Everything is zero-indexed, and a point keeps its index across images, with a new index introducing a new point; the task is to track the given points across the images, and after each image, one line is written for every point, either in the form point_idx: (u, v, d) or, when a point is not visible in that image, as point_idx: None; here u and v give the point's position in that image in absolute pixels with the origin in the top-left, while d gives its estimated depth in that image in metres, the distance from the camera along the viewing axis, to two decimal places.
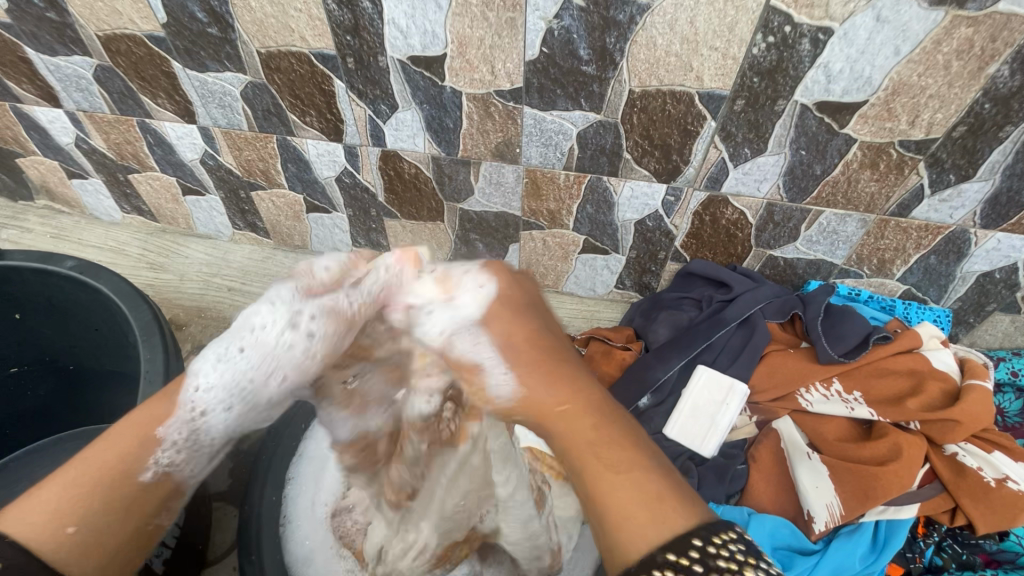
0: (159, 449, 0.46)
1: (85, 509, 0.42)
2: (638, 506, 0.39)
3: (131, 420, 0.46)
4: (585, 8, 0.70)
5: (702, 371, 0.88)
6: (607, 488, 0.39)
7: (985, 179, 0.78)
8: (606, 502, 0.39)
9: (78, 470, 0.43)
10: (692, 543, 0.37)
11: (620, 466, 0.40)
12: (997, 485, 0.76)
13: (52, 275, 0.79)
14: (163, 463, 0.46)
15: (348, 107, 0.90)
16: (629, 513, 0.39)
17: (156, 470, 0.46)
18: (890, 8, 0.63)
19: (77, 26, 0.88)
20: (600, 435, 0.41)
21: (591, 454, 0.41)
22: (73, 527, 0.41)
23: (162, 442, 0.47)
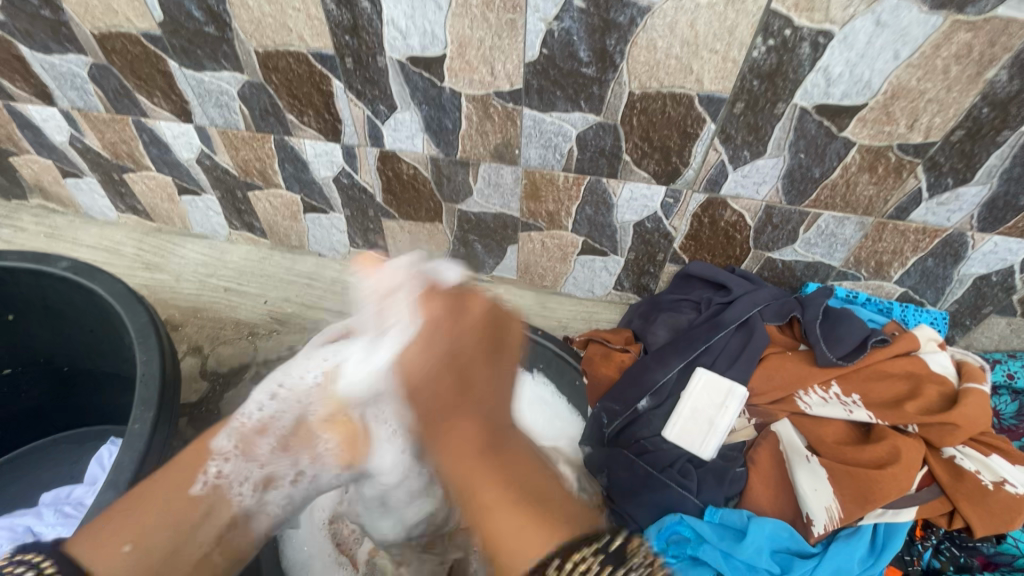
0: (215, 459, 0.63)
1: (141, 527, 0.54)
2: (508, 534, 0.52)
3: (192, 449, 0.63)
4: (586, 9, 0.69)
5: (701, 373, 0.88)
6: (477, 489, 0.57)
7: (983, 183, 0.78)
8: (492, 529, 0.54)
9: (145, 495, 0.57)
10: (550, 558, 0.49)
11: (497, 479, 0.57)
12: (995, 489, 0.76)
13: (45, 275, 0.78)
14: (213, 472, 0.62)
15: (347, 108, 0.89)
16: (508, 535, 0.52)
17: (207, 480, 0.61)
18: (891, 12, 0.63)
19: (72, 24, 0.87)
20: (508, 483, 0.57)
21: (484, 477, 0.57)
22: (130, 544, 0.53)
23: (214, 453, 0.63)
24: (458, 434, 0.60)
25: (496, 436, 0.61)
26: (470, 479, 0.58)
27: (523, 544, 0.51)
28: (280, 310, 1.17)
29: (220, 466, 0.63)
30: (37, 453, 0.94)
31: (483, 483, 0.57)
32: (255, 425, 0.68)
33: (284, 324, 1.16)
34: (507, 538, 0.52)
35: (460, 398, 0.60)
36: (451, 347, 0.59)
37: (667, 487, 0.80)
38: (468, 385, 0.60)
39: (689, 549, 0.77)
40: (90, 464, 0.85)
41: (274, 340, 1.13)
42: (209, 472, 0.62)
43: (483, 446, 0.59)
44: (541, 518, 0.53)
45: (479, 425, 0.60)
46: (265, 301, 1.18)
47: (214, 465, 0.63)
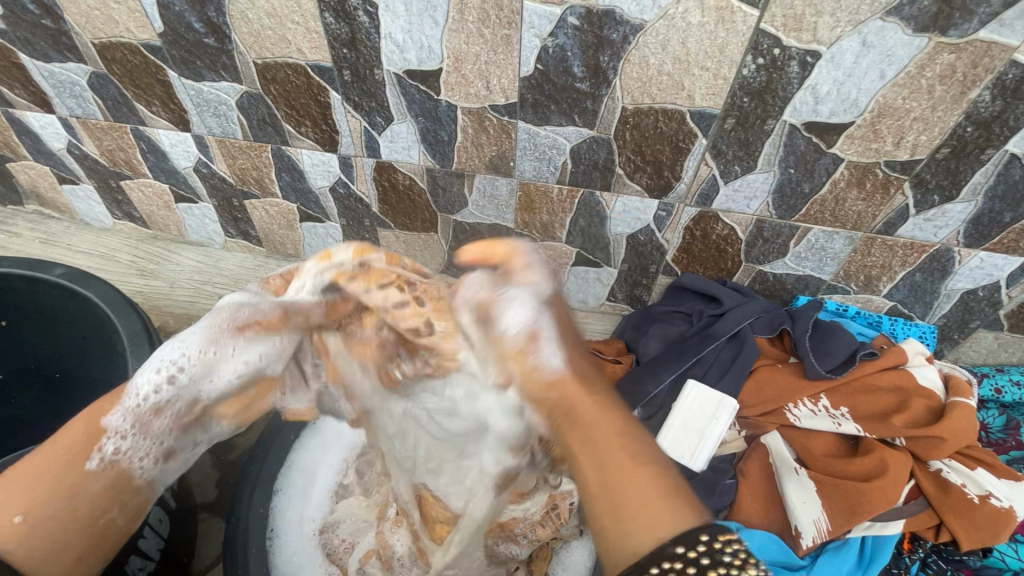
0: (109, 437, 0.48)
1: (36, 498, 0.44)
2: (646, 504, 0.37)
3: (82, 415, 0.48)
4: (580, 26, 0.71)
5: (693, 385, 0.88)
6: (615, 480, 0.38)
7: (968, 200, 0.79)
8: (616, 491, 0.38)
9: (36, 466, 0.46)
10: (700, 538, 0.36)
11: (636, 451, 0.40)
12: (981, 503, 0.77)
13: (39, 281, 0.79)
14: (109, 451, 0.48)
15: (344, 119, 0.90)
16: (650, 502, 0.37)
17: (104, 457, 0.48)
18: (876, 34, 0.65)
19: (73, 33, 0.88)
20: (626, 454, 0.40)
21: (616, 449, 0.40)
22: (21, 515, 0.44)
23: (107, 429, 0.48)
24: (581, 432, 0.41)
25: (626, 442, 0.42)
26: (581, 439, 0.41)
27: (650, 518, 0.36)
28: None
29: (118, 445, 0.48)
30: None
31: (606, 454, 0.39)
32: (154, 406, 0.49)
33: None
34: (647, 500, 0.37)
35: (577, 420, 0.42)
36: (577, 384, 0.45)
37: None
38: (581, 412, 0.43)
39: None
40: None
41: None
42: (105, 449, 0.48)
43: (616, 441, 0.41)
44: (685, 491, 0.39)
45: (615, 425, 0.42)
46: None
47: (110, 442, 0.48)
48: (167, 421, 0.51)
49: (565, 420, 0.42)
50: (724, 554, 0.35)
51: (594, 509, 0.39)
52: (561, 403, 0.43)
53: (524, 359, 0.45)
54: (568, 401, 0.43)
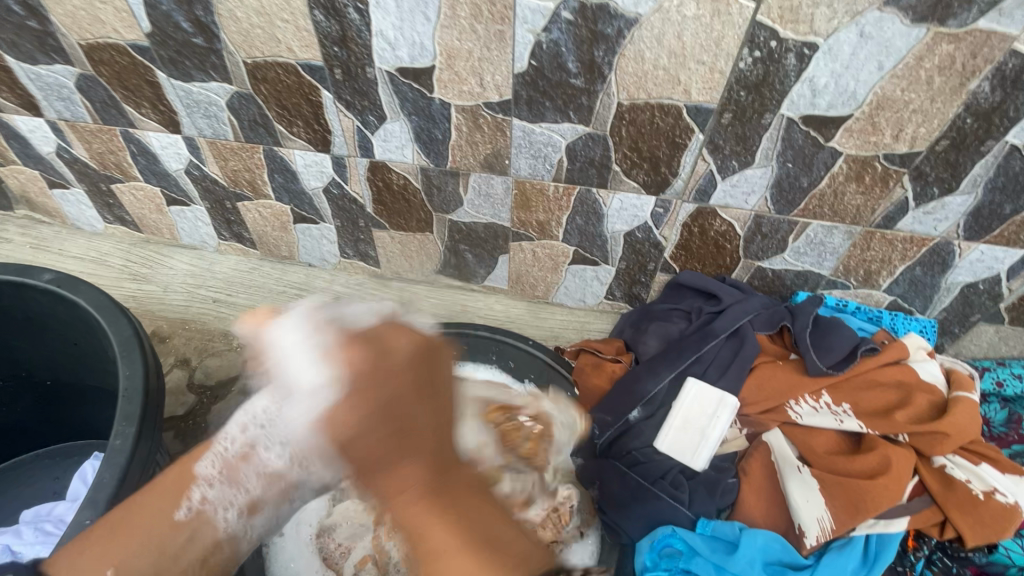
0: (198, 485, 0.63)
1: (123, 553, 0.56)
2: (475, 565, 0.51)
3: (176, 468, 0.64)
4: (574, 21, 0.70)
5: (693, 383, 0.87)
6: (431, 534, 0.53)
7: (968, 192, 0.79)
8: (441, 563, 0.52)
9: (126, 522, 0.58)
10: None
11: (450, 524, 0.53)
12: (986, 499, 0.76)
13: (28, 287, 0.77)
14: (197, 498, 0.63)
15: (336, 118, 0.89)
16: (451, 561, 0.51)
17: (191, 505, 0.62)
18: (874, 25, 0.64)
19: (59, 35, 0.86)
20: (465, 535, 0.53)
21: (454, 551, 0.52)
22: (113, 571, 0.55)
23: (198, 476, 0.64)
24: (401, 479, 0.55)
25: (442, 474, 0.56)
26: (415, 521, 0.54)
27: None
28: None
29: (205, 492, 0.63)
30: (19, 468, 0.92)
31: (429, 521, 0.53)
32: (237, 453, 0.66)
33: None
34: (459, 565, 0.51)
35: (402, 440, 0.55)
36: (377, 380, 0.55)
37: (656, 498, 0.80)
38: (404, 423, 0.55)
39: (681, 562, 0.76)
40: (74, 479, 0.83)
41: None
42: (193, 497, 0.62)
43: (429, 487, 0.55)
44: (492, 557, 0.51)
45: (426, 465, 0.55)
46: (254, 312, 1.17)
47: (198, 490, 0.63)
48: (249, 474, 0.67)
49: (409, 499, 0.55)
50: None
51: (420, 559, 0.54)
52: (366, 453, 0.55)
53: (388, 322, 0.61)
54: (377, 438, 0.55)
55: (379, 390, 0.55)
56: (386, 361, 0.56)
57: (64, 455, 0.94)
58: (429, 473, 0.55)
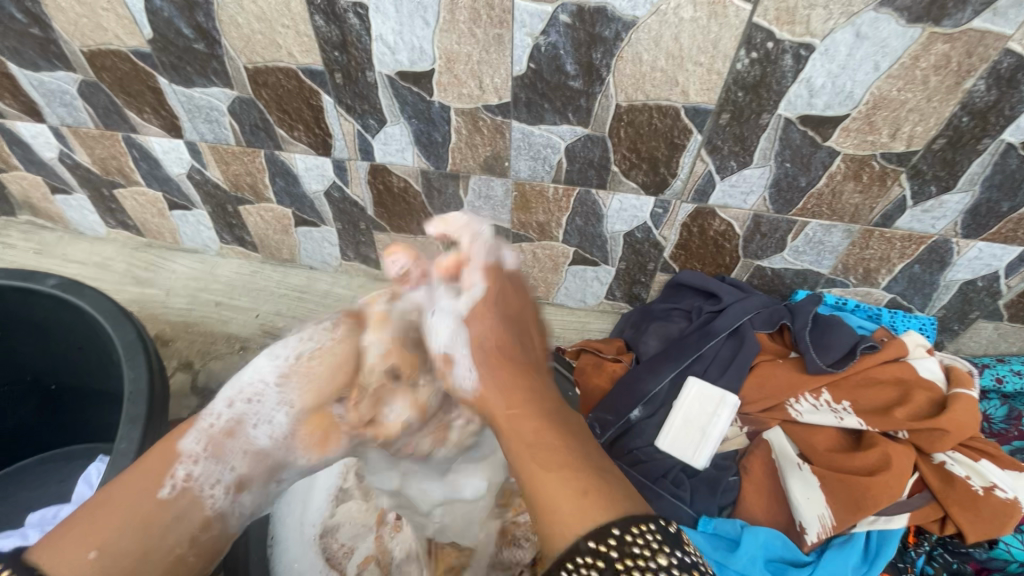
0: (182, 461, 0.54)
1: (107, 531, 0.47)
2: (583, 490, 0.44)
3: (158, 446, 0.55)
4: (572, 24, 0.70)
5: (694, 382, 0.88)
6: (542, 482, 0.45)
7: (965, 190, 0.79)
8: (544, 500, 0.45)
9: (105, 501, 0.50)
10: (610, 533, 0.42)
11: (561, 444, 0.48)
12: (985, 494, 0.76)
13: (33, 293, 0.78)
14: (181, 475, 0.53)
15: (337, 122, 0.90)
16: (566, 507, 0.44)
17: (175, 483, 0.53)
18: (870, 25, 0.65)
19: (62, 42, 0.87)
20: (580, 455, 0.47)
21: (557, 469, 0.46)
22: (97, 551, 0.46)
23: (181, 455, 0.55)
24: (522, 416, 0.50)
25: (562, 411, 0.52)
26: (526, 456, 0.48)
27: (574, 523, 0.43)
28: (271, 323, 1.17)
29: (189, 469, 0.54)
30: (20, 475, 0.92)
31: (551, 450, 0.47)
32: (224, 427, 0.58)
33: (276, 337, 1.15)
34: (561, 504, 0.44)
35: (513, 362, 0.54)
36: (504, 312, 0.57)
37: (658, 497, 0.80)
38: (512, 360, 0.54)
39: None
40: (79, 483, 0.84)
41: None
42: (176, 474, 0.53)
43: (547, 421, 0.50)
44: (604, 486, 0.45)
45: (537, 407, 0.51)
46: (256, 314, 1.18)
47: (183, 466, 0.54)
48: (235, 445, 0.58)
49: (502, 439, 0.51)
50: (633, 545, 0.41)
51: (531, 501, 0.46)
52: (504, 392, 0.52)
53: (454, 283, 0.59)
54: (508, 391, 0.52)
55: (496, 312, 0.57)
56: (507, 293, 0.59)
57: (66, 459, 0.94)
58: (540, 414, 0.50)
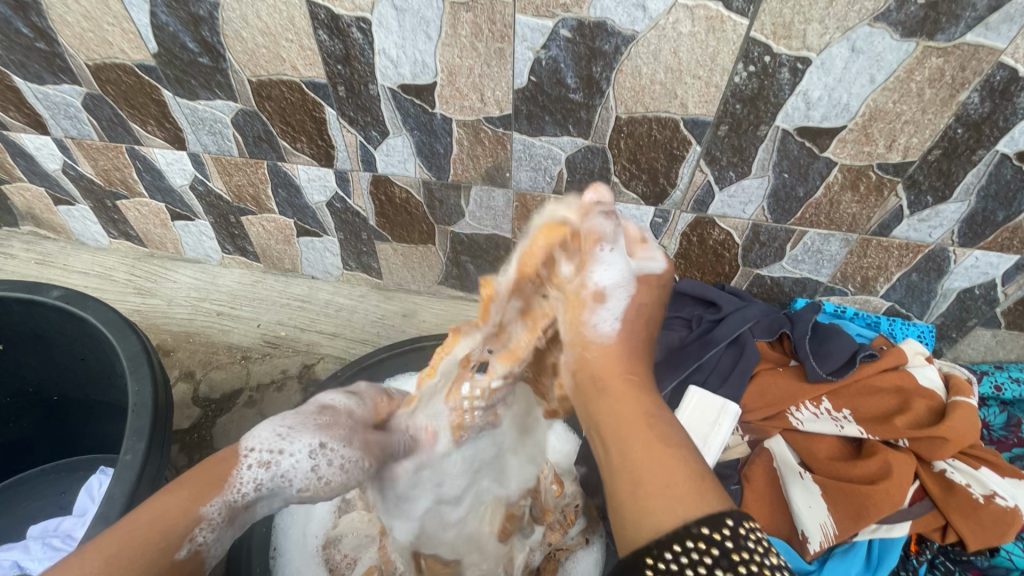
0: (201, 524, 0.46)
1: None
2: (674, 486, 0.41)
3: (171, 494, 0.46)
4: (572, 38, 0.71)
5: (693, 392, 0.87)
6: (641, 472, 0.43)
7: (961, 200, 0.80)
8: (647, 495, 0.41)
9: (123, 541, 0.42)
10: (723, 522, 0.38)
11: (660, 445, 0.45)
12: (986, 502, 0.76)
13: (37, 304, 0.78)
14: (199, 539, 0.46)
15: (339, 134, 0.91)
16: (672, 484, 0.41)
17: (194, 543, 0.45)
18: (864, 40, 0.66)
19: (67, 56, 0.88)
20: (676, 460, 0.43)
21: (636, 461, 0.44)
22: None
23: (201, 518, 0.46)
24: (608, 409, 0.50)
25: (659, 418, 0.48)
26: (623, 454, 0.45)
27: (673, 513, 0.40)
28: (273, 333, 1.17)
29: (205, 535, 0.46)
30: (26, 484, 0.93)
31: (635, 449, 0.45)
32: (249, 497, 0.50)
33: (278, 347, 1.15)
34: (664, 494, 0.41)
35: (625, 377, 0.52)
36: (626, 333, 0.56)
37: None
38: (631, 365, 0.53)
39: None
40: (81, 495, 0.84)
41: (268, 364, 1.12)
42: (198, 534, 0.45)
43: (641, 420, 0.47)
44: (706, 482, 0.42)
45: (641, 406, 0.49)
46: (258, 324, 1.18)
47: (200, 531, 0.46)
48: (245, 514, 0.51)
49: (597, 390, 0.52)
50: (744, 539, 0.37)
51: (624, 499, 0.43)
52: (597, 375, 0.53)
53: (580, 310, 0.56)
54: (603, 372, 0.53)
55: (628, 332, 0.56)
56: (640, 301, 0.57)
57: (71, 470, 0.94)
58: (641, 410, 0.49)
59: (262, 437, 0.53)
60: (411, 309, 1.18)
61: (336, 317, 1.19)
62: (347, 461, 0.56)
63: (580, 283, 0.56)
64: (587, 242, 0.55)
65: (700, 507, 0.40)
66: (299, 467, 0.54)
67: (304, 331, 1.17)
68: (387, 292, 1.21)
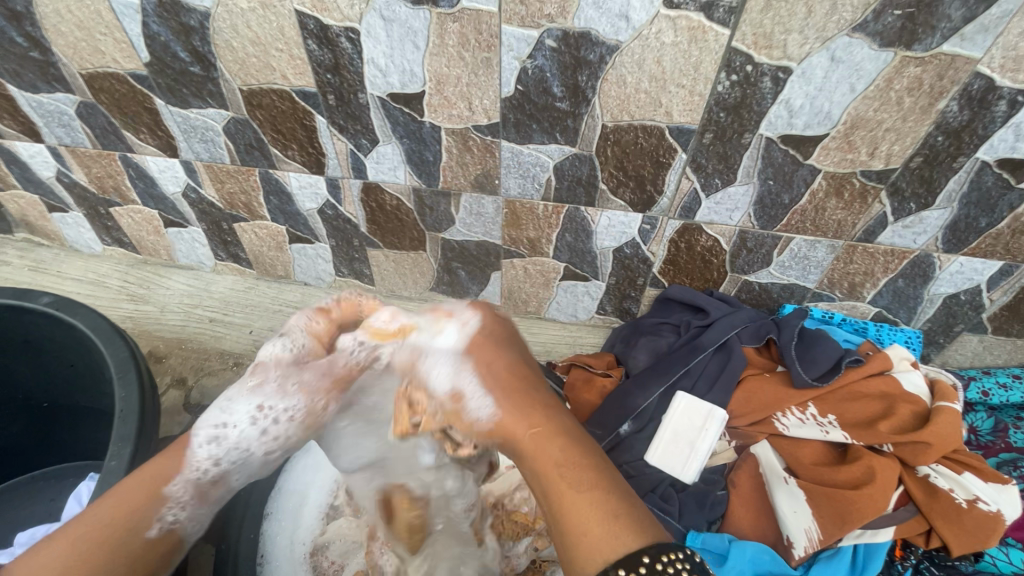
0: (168, 505, 0.48)
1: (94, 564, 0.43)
2: (599, 523, 0.43)
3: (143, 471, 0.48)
4: (558, 48, 0.72)
5: (682, 397, 0.89)
6: (566, 511, 0.43)
7: (944, 207, 0.81)
8: (573, 523, 0.43)
9: (97, 517, 0.45)
10: (641, 560, 0.41)
11: (579, 481, 0.44)
12: (969, 507, 0.77)
13: (27, 311, 0.78)
14: (168, 519, 0.48)
15: (330, 142, 0.91)
16: (592, 529, 0.42)
17: (162, 525, 0.47)
18: (844, 49, 0.67)
19: (61, 65, 0.89)
20: (595, 491, 0.44)
21: (560, 479, 0.44)
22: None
23: (168, 499, 0.48)
24: (536, 446, 0.47)
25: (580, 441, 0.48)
26: (546, 487, 0.45)
27: (607, 552, 0.41)
28: (265, 340, 1.17)
29: (176, 513, 0.48)
30: (15, 492, 0.92)
31: (558, 484, 0.44)
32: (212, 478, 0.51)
33: None
34: (589, 527, 0.42)
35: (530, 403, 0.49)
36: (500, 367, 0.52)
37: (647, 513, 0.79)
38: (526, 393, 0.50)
39: None
40: (69, 502, 0.83)
41: None
42: (164, 518, 0.47)
43: (561, 454, 0.46)
44: (631, 511, 0.43)
45: (556, 432, 0.47)
46: (250, 331, 1.18)
47: (170, 511, 0.48)
48: (216, 489, 0.53)
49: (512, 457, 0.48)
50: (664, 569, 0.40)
51: (555, 535, 0.44)
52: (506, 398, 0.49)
53: (457, 413, 0.50)
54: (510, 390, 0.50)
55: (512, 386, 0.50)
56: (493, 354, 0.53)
57: (60, 478, 0.94)
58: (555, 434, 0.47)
59: (206, 415, 0.52)
60: None
61: None
62: (295, 416, 0.52)
63: (433, 402, 0.51)
64: (413, 346, 0.54)
65: (618, 544, 0.41)
66: (247, 435, 0.52)
67: None
68: (379, 298, 1.22)
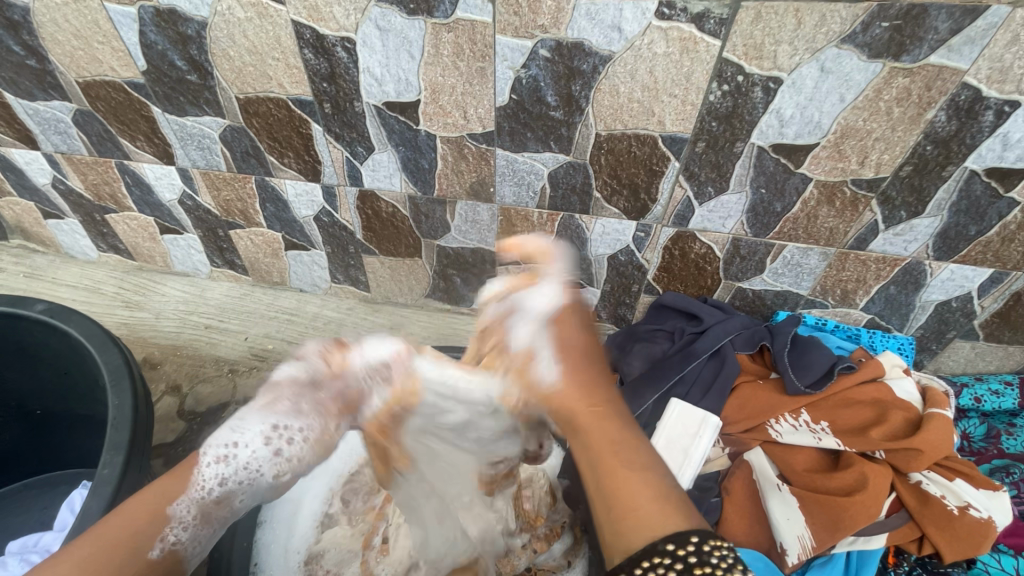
0: (172, 524, 0.46)
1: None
2: (648, 499, 0.44)
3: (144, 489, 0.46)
4: (551, 58, 0.73)
5: (676, 404, 0.88)
6: (617, 483, 0.45)
7: (934, 215, 0.82)
8: (622, 496, 0.44)
9: (96, 536, 0.43)
10: (689, 539, 0.41)
11: (632, 460, 0.47)
12: (960, 514, 0.77)
13: (21, 318, 0.78)
14: (170, 540, 0.45)
15: (326, 150, 0.92)
16: (642, 505, 0.44)
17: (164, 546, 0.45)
18: (833, 61, 0.68)
19: (58, 73, 0.89)
20: (646, 473, 0.46)
21: (614, 454, 0.47)
22: None
23: (171, 518, 0.46)
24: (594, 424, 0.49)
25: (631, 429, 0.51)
26: (601, 459, 0.47)
27: (653, 528, 0.42)
28: (260, 346, 1.17)
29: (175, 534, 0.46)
30: (6, 500, 0.92)
31: (612, 457, 0.47)
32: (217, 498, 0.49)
33: (265, 360, 1.15)
34: (638, 503, 0.44)
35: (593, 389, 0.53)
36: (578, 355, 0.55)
37: None
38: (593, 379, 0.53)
39: None
40: (61, 510, 0.83)
41: (254, 377, 1.12)
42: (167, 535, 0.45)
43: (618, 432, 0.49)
44: (678, 498, 0.45)
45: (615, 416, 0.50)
46: (245, 337, 1.18)
47: (171, 532, 0.46)
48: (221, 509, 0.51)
49: (570, 425, 0.51)
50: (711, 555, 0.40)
51: (601, 508, 0.45)
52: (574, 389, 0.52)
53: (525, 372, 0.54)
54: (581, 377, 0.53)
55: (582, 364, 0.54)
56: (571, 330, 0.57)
57: (52, 485, 0.93)
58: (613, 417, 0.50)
59: (217, 434, 0.50)
60: (398, 322, 1.19)
61: (324, 330, 1.19)
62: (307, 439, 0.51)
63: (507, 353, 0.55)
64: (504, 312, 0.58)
65: (667, 522, 0.42)
66: (258, 456, 0.50)
67: (292, 344, 1.17)
68: (375, 305, 1.22)
